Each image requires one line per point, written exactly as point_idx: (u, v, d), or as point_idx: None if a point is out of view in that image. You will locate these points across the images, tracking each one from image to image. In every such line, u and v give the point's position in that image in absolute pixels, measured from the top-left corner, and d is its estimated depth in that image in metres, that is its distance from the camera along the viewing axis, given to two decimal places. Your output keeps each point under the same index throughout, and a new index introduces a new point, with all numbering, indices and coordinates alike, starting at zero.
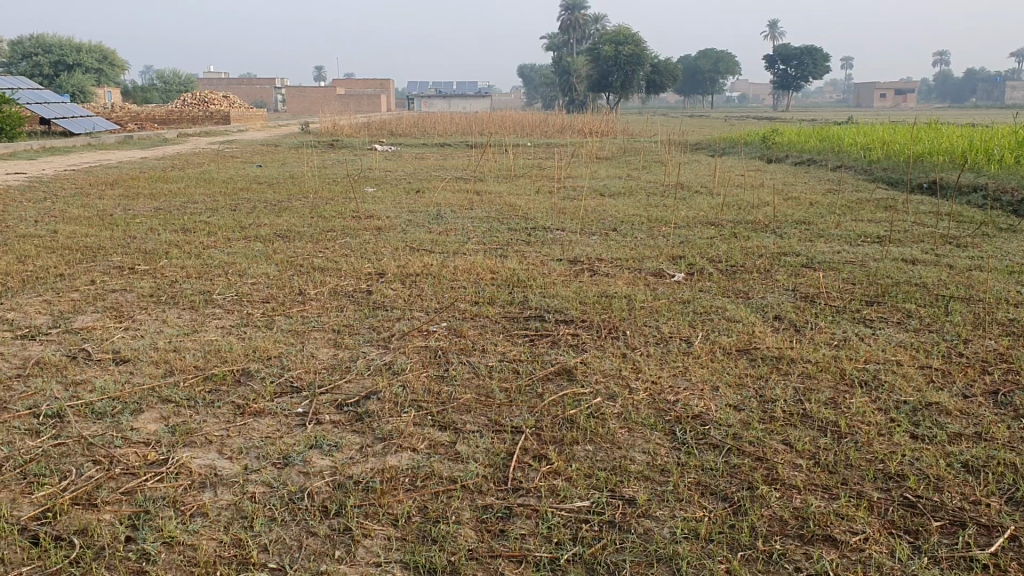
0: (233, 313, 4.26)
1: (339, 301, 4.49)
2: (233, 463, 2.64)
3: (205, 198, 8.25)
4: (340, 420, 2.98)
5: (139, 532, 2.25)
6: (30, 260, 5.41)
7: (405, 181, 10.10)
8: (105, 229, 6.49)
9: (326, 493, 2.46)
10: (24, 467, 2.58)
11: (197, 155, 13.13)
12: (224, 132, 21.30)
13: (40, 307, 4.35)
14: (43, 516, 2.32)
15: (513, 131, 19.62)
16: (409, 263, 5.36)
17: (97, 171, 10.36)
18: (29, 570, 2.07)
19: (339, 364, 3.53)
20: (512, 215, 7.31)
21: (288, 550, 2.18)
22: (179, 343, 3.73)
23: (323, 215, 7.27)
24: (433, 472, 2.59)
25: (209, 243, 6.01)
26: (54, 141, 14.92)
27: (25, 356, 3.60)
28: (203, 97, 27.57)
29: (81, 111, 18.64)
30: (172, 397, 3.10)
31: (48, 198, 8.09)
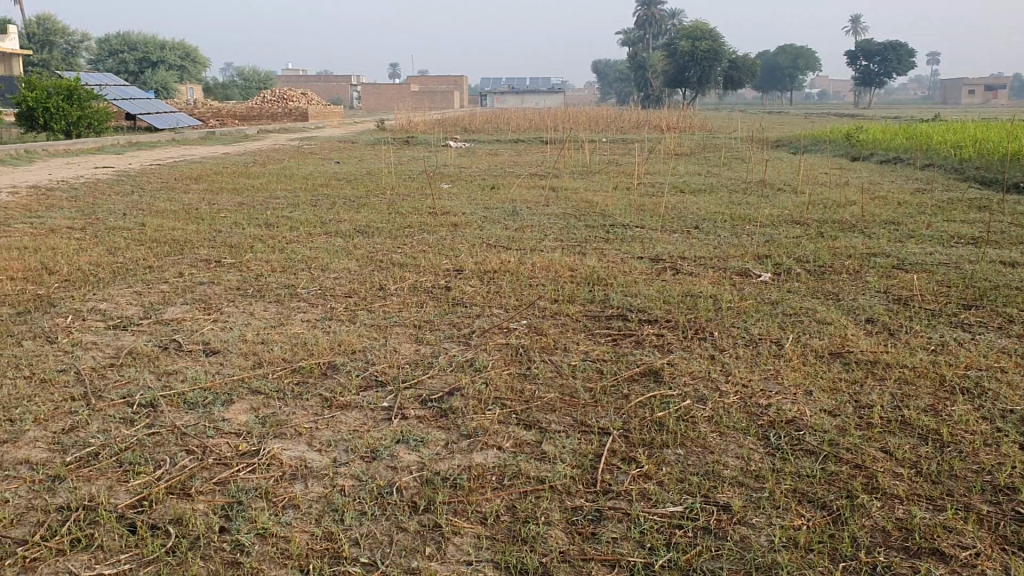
0: (317, 307, 4.30)
1: (419, 297, 4.49)
2: (322, 455, 2.65)
3: (286, 193, 8.39)
4: (425, 416, 2.97)
5: (233, 523, 2.26)
6: (120, 252, 5.55)
7: (481, 177, 10.13)
8: (191, 223, 6.64)
9: (414, 489, 2.45)
10: (120, 456, 2.63)
11: (277, 151, 13.40)
12: (302, 129, 21.68)
13: (131, 298, 4.45)
14: (140, 504, 2.35)
15: (588, 126, 19.55)
16: (488, 259, 5.36)
17: (181, 166, 10.61)
18: (128, 559, 2.10)
19: (422, 359, 3.53)
20: (590, 212, 7.27)
21: (379, 545, 2.18)
22: (267, 335, 3.78)
23: (401, 211, 7.32)
24: (521, 472, 2.56)
25: (290, 238, 6.09)
26: (141, 136, 15.36)
27: (118, 346, 3.68)
28: (281, 94, 28.13)
29: (165, 107, 19.14)
30: (261, 389, 3.14)
31: (137, 192, 8.32)
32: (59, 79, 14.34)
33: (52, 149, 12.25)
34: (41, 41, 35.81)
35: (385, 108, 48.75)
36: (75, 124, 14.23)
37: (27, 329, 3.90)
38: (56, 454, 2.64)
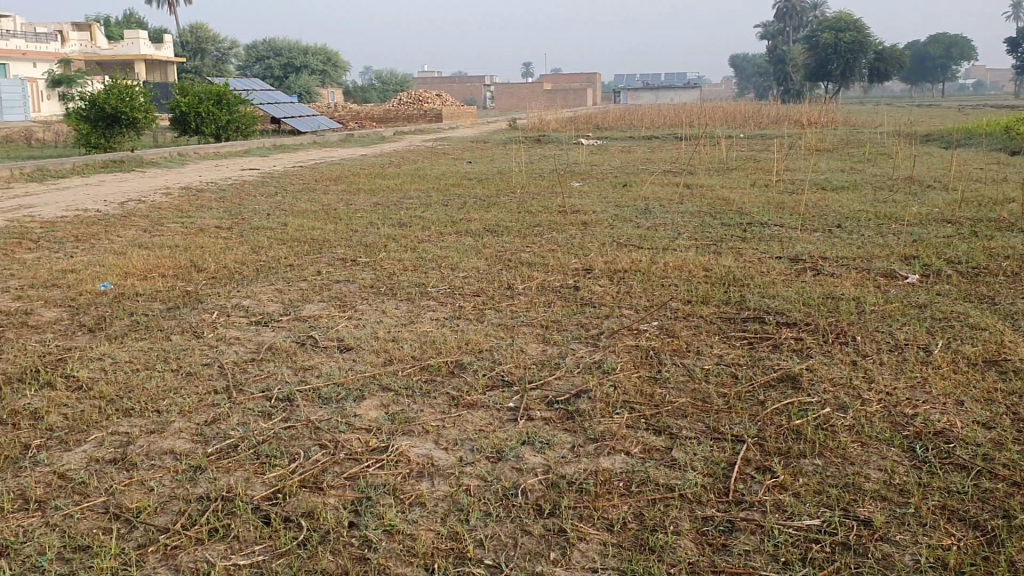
0: (447, 305, 4.34)
1: (548, 297, 4.47)
2: (449, 454, 2.66)
3: (419, 193, 8.54)
4: (551, 418, 2.94)
5: (362, 518, 2.29)
6: (263, 251, 5.77)
7: (612, 175, 10.04)
8: (330, 222, 6.83)
9: (540, 492, 2.43)
10: (258, 448, 2.72)
11: (412, 152, 13.67)
12: (437, 129, 22.08)
13: (272, 295, 4.62)
14: (274, 497, 2.41)
15: (724, 122, 19.12)
16: (618, 259, 5.29)
17: (321, 168, 10.98)
18: (262, 550, 2.15)
19: (550, 360, 3.50)
20: (725, 210, 7.09)
21: (504, 547, 2.16)
22: (398, 333, 3.84)
23: (532, 210, 7.33)
24: (649, 478, 2.49)
25: (423, 237, 6.18)
26: (284, 140, 15.99)
27: (258, 341, 3.82)
28: (417, 96, 28.74)
29: (308, 111, 19.86)
30: (391, 386, 3.18)
31: (279, 192, 8.65)
32: (210, 85, 15.10)
33: (202, 152, 12.90)
34: (195, 49, 37.84)
35: (519, 108, 49.12)
36: (224, 128, 14.90)
37: (175, 324, 4.09)
38: (198, 445, 2.75)
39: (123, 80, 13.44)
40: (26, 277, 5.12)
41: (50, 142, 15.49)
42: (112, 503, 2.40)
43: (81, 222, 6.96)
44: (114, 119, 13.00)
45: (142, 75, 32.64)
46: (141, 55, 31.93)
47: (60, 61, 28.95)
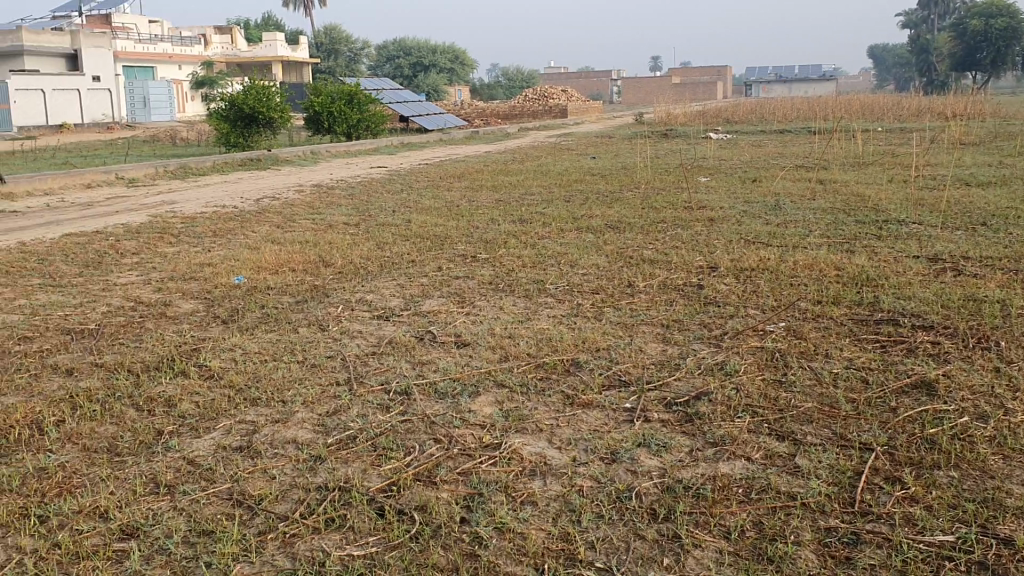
0: (565, 303, 4.32)
1: (669, 295, 4.38)
2: (563, 454, 2.63)
3: (542, 189, 8.53)
4: (669, 420, 2.88)
5: (473, 514, 2.28)
6: (388, 246, 5.88)
7: (741, 170, 9.78)
8: (452, 219, 6.91)
9: (655, 495, 2.37)
10: (374, 440, 2.75)
11: (536, 148, 13.68)
12: (562, 125, 22.09)
13: (394, 290, 4.70)
14: (389, 489, 2.44)
15: (861, 115, 18.39)
16: (744, 257, 5.14)
17: (447, 165, 11.13)
18: (375, 542, 2.17)
19: (669, 360, 3.43)
20: (860, 207, 6.79)
21: (616, 551, 2.12)
22: (515, 329, 3.84)
23: (655, 207, 7.22)
24: (770, 486, 2.40)
25: (544, 234, 6.17)
26: (412, 137, 16.30)
27: (379, 335, 3.89)
28: (543, 92, 28.81)
29: (435, 108, 20.17)
30: (507, 382, 3.18)
31: (405, 189, 8.81)
32: (342, 85, 15.54)
33: (333, 150, 13.28)
34: (329, 49, 39.09)
35: (646, 104, 48.59)
36: (354, 127, 15.31)
37: (302, 318, 4.21)
38: (318, 436, 2.81)
39: (260, 81, 13.98)
40: (166, 270, 5.38)
41: (194, 141, 16.27)
42: (235, 490, 2.48)
43: (218, 218, 7.28)
44: (251, 118, 13.54)
45: (280, 75, 33.93)
46: (278, 56, 33.18)
47: (204, 63, 30.41)
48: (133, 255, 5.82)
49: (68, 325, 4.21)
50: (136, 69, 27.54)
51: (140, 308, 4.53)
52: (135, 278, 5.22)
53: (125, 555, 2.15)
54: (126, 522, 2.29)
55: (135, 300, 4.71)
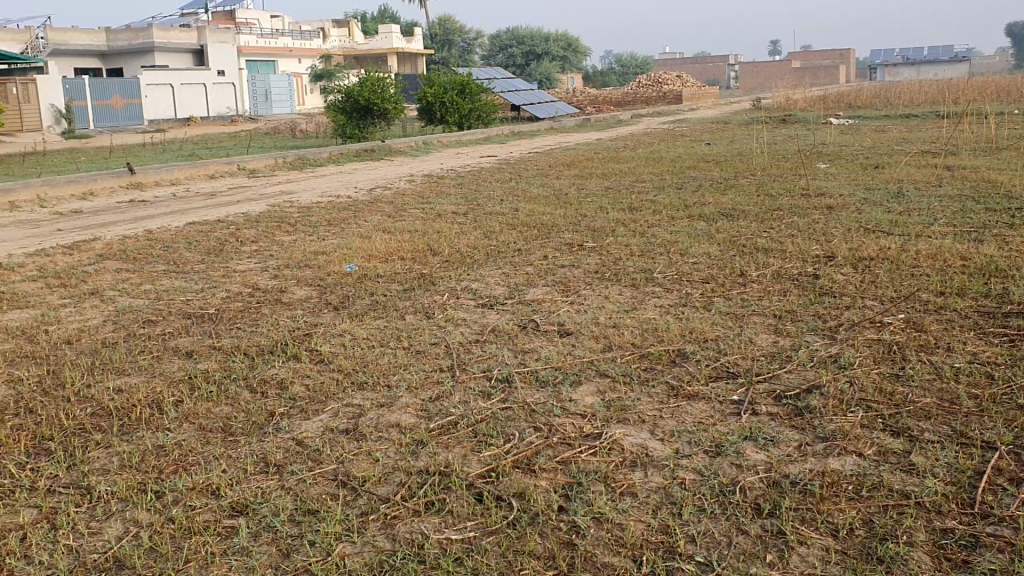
0: (673, 292, 4.25)
1: (781, 285, 4.25)
2: (665, 446, 2.58)
3: (653, 177, 8.42)
4: (777, 413, 2.79)
5: (572, 503, 2.26)
6: (495, 235, 5.91)
7: (862, 156, 9.43)
8: (561, 207, 6.90)
9: (759, 490, 2.30)
10: (475, 426, 2.77)
11: (648, 135, 13.51)
12: (676, 112, 21.76)
13: (500, 279, 4.71)
14: (488, 475, 2.44)
15: (995, 97, 17.46)
16: (863, 245, 4.94)
17: (557, 153, 11.11)
18: (473, 527, 2.18)
19: (779, 352, 3.33)
20: (990, 194, 6.45)
21: (717, 545, 2.07)
22: (620, 319, 3.80)
23: (770, 194, 7.02)
24: (882, 484, 2.30)
25: (653, 222, 6.09)
26: (523, 126, 16.34)
27: (483, 323, 3.91)
28: (657, 78, 28.45)
29: (548, 97, 20.17)
30: (610, 372, 3.15)
31: (514, 178, 8.84)
32: (455, 75, 15.69)
33: (445, 140, 13.44)
34: (443, 40, 39.57)
35: (764, 89, 47.39)
36: (466, 116, 15.47)
37: (409, 305, 4.28)
38: (421, 421, 2.84)
39: (375, 73, 14.25)
40: (282, 257, 5.55)
41: (312, 133, 16.75)
42: (340, 471, 2.53)
43: (333, 207, 7.47)
44: (367, 110, 13.83)
45: (395, 66, 34.55)
46: (394, 48, 33.77)
47: (322, 56, 31.24)
48: (252, 243, 6.03)
49: (189, 310, 4.39)
50: (258, 63, 28.53)
51: (256, 294, 4.69)
52: (252, 265, 5.40)
53: (234, 531, 2.23)
54: (236, 499, 2.38)
55: (252, 286, 4.88)
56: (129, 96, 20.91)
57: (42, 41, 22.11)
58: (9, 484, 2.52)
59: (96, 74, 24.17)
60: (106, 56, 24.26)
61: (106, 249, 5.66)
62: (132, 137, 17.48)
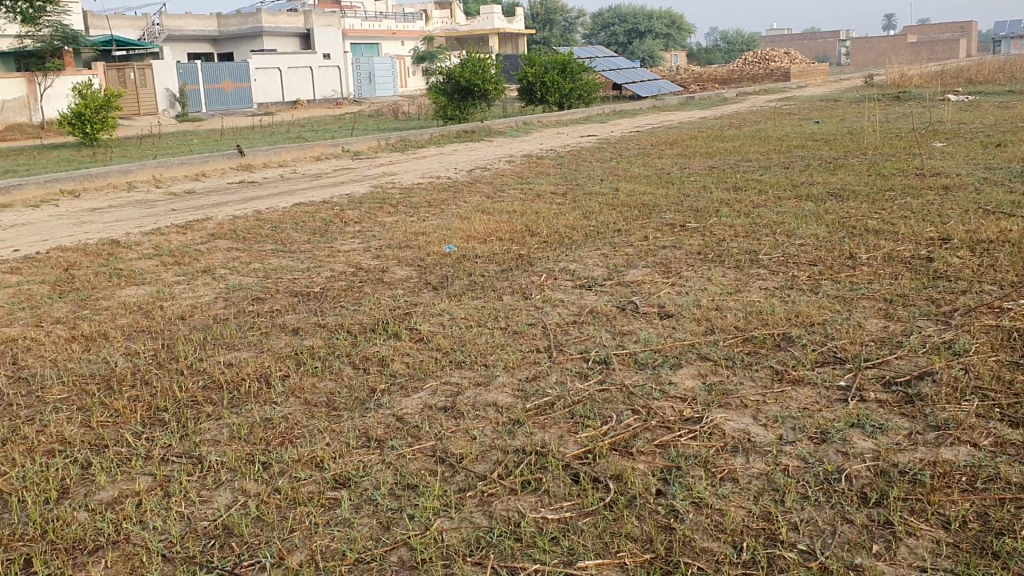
0: (778, 274, 4.14)
1: (893, 268, 4.10)
2: (768, 431, 2.52)
3: (758, 156, 8.23)
4: (886, 401, 2.70)
5: (670, 487, 2.23)
6: (595, 215, 5.87)
7: (982, 133, 8.99)
8: (662, 187, 6.81)
9: (866, 479, 2.23)
10: (572, 408, 2.75)
11: (755, 113, 13.18)
12: (785, 90, 21.16)
13: (600, 260, 4.68)
14: (585, 456, 2.43)
15: None
16: (982, 227, 4.72)
17: (660, 132, 10.96)
18: (570, 507, 2.17)
19: (889, 338, 3.21)
20: None
21: (821, 534, 2.01)
22: (723, 301, 3.73)
23: (883, 173, 6.77)
24: (999, 476, 2.20)
25: (758, 202, 5.95)
26: (625, 105, 16.16)
27: (582, 304, 3.89)
28: (764, 56, 27.75)
29: (650, 75, 19.89)
30: (711, 355, 3.09)
31: (615, 157, 8.76)
32: (556, 54, 15.63)
33: (546, 120, 13.41)
34: (545, 19, 39.43)
35: (877, 65, 45.70)
36: (567, 96, 15.41)
37: (508, 285, 4.29)
38: (518, 400, 2.85)
39: (477, 54, 14.30)
40: (384, 237, 5.64)
41: (415, 114, 16.95)
42: (438, 448, 2.56)
43: (434, 189, 7.55)
44: (468, 91, 13.90)
45: (497, 47, 34.62)
46: (495, 29, 33.83)
47: (425, 38, 31.56)
48: (355, 223, 6.15)
49: (295, 288, 4.51)
50: (363, 46, 29.01)
51: (359, 273, 4.79)
52: (356, 245, 5.51)
53: (336, 503, 2.28)
54: (339, 472, 2.43)
55: (355, 266, 4.97)
56: (239, 80, 21.54)
57: (159, 27, 22.97)
58: (127, 452, 2.64)
59: (209, 59, 25.00)
60: (218, 41, 25.07)
61: (218, 229, 5.86)
62: (242, 119, 18.03)
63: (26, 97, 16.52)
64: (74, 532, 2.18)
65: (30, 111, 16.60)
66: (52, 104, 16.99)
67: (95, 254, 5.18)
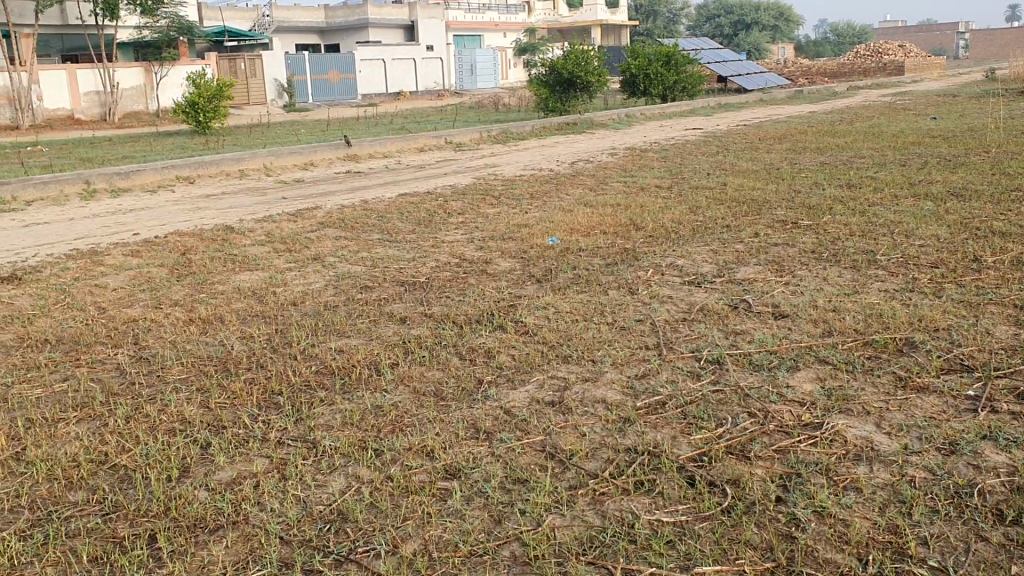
0: (898, 276, 3.99)
1: (1023, 273, 3.90)
2: (892, 440, 2.42)
3: (872, 152, 7.95)
4: (1020, 413, 2.55)
5: (790, 495, 2.16)
6: (703, 211, 5.76)
7: None
8: (771, 183, 6.65)
9: (1001, 495, 2.12)
10: (685, 408, 2.70)
11: (867, 108, 12.75)
12: (899, 83, 20.42)
13: (708, 256, 4.59)
14: (699, 459, 2.37)
15: None
16: None
17: (767, 126, 10.71)
18: (686, 510, 2.12)
19: (1022, 346, 3.04)
20: None
21: (954, 551, 1.91)
22: (840, 302, 3.61)
23: (1008, 172, 6.46)
24: None
25: (874, 201, 5.74)
26: (730, 97, 15.86)
27: (691, 301, 3.82)
28: (877, 48, 26.86)
29: (757, 68, 19.46)
30: (830, 359, 2.99)
31: (722, 152, 8.60)
32: (661, 46, 15.44)
33: (649, 113, 13.25)
34: (648, 11, 39.00)
35: (996, 58, 43.74)
36: (670, 88, 15.18)
37: (614, 280, 4.24)
38: (628, 398, 2.81)
39: (581, 46, 14.23)
40: (488, 229, 5.66)
41: (515, 107, 16.98)
42: (548, 443, 2.54)
43: (536, 181, 7.53)
44: (569, 83, 13.85)
45: (599, 39, 34.41)
46: (598, 21, 33.63)
47: (527, 30, 31.57)
48: (459, 214, 6.18)
49: (401, 278, 4.55)
50: (465, 38, 29.20)
51: (463, 264, 4.80)
52: (460, 236, 5.54)
53: (448, 494, 2.29)
54: (449, 463, 2.44)
55: (460, 256, 4.99)
56: (344, 71, 21.94)
57: (268, 19, 23.59)
58: (244, 434, 2.70)
59: (315, 50, 25.55)
60: (325, 32, 25.62)
61: (327, 217, 5.98)
62: (347, 110, 18.38)
63: (143, 86, 17.14)
64: (195, 511, 2.24)
65: (146, 99, 17.23)
66: (167, 92, 17.58)
67: (211, 239, 5.34)
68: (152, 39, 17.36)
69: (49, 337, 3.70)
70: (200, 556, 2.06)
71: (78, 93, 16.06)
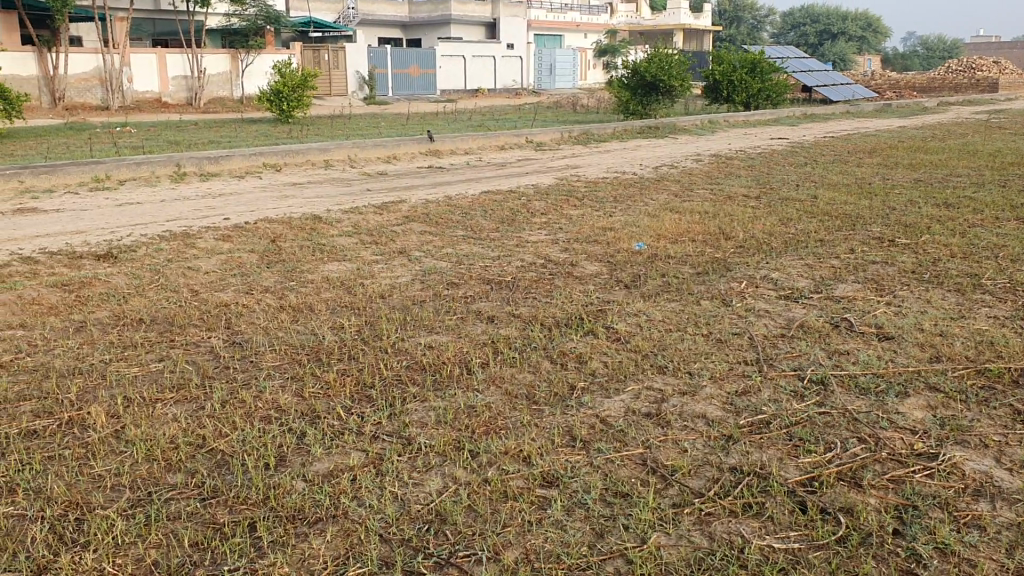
0: (1007, 303, 3.82)
1: None
2: (1015, 477, 2.30)
3: (969, 171, 7.69)
4: None
5: (909, 529, 2.06)
6: (793, 223, 5.62)
7: None
8: (864, 198, 6.46)
9: None
10: (791, 429, 2.60)
11: (960, 125, 12.37)
12: (992, 100, 19.83)
13: (803, 270, 4.47)
14: (810, 484, 2.28)
15: None
16: None
17: (856, 139, 10.46)
18: (798, 537, 2.04)
19: None
20: None
21: None
22: (947, 327, 3.47)
23: None
24: None
25: (974, 222, 5.55)
26: (815, 108, 15.55)
27: (789, 316, 3.71)
28: (970, 64, 26.22)
29: (844, 79, 19.08)
30: (941, 386, 2.86)
31: (810, 163, 8.41)
32: (748, 52, 15.22)
33: (732, 120, 13.06)
34: (731, 17, 38.55)
35: None
36: (755, 96, 14.93)
37: (705, 290, 4.15)
38: (730, 415, 2.72)
39: (665, 50, 14.09)
40: (572, 230, 5.60)
41: (594, 108, 16.90)
42: (648, 457, 2.47)
43: (620, 183, 7.46)
44: (652, 87, 13.71)
45: (681, 43, 34.08)
46: (681, 25, 33.27)
47: (607, 32, 31.41)
48: (543, 214, 6.13)
49: (487, 276, 4.51)
50: (546, 39, 29.17)
51: (549, 265, 4.75)
52: (544, 236, 5.49)
53: (547, 502, 2.24)
54: (547, 470, 2.39)
55: (545, 257, 4.94)
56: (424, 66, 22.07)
57: (353, 11, 23.83)
58: (338, 426, 2.69)
59: (397, 44, 25.75)
60: (408, 27, 25.82)
61: (412, 211, 5.97)
62: (425, 106, 18.48)
63: (228, 73, 17.46)
64: (294, 501, 2.23)
65: (231, 86, 17.56)
66: (252, 80, 17.87)
67: (299, 227, 5.38)
68: (240, 28, 17.66)
69: (144, 316, 3.75)
70: (300, 549, 2.04)
71: (167, 77, 16.44)
